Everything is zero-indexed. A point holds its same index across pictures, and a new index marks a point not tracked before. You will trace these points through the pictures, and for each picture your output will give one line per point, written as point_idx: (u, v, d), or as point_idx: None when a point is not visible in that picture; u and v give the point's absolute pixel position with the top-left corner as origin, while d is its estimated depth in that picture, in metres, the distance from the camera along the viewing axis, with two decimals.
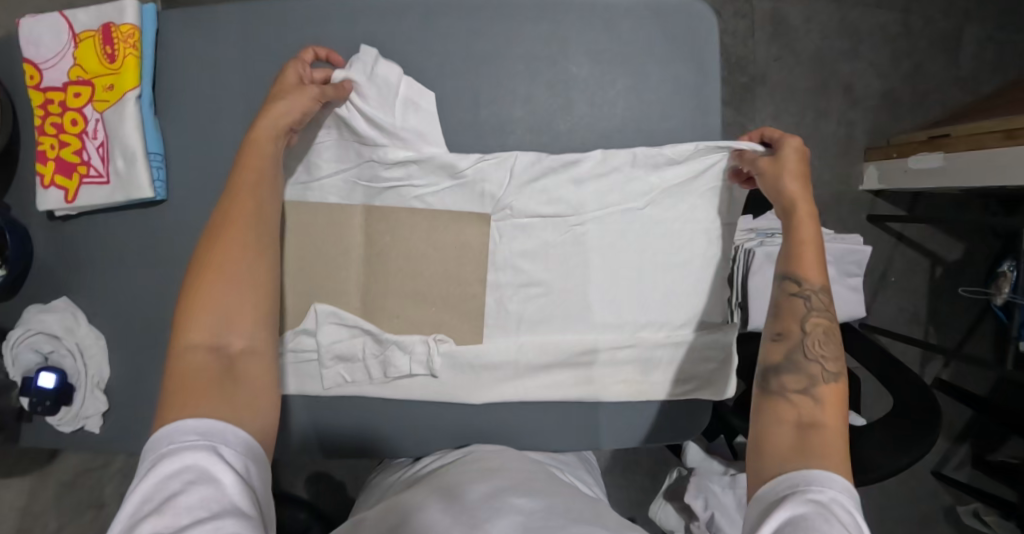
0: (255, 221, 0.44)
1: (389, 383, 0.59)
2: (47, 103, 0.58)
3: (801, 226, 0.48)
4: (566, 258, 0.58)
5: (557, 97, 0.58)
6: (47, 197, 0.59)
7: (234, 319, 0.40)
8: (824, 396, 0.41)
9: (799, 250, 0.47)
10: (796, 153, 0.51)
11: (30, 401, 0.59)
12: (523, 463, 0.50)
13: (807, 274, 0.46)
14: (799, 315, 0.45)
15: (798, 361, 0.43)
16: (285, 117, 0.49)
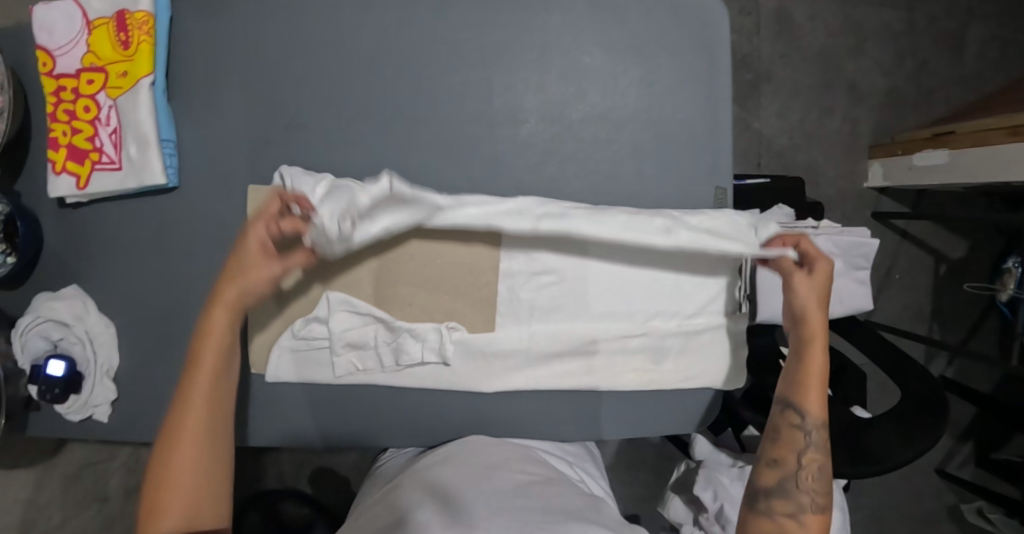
0: (214, 410, 0.49)
1: (401, 371, 0.59)
2: (60, 90, 0.58)
3: (808, 363, 0.54)
4: (577, 246, 0.58)
5: (570, 87, 0.58)
6: (59, 184, 0.59)
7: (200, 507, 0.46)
8: (807, 523, 0.51)
9: (805, 385, 0.54)
10: (823, 278, 0.54)
11: (39, 388, 0.60)
12: (514, 466, 0.54)
13: (808, 407, 0.54)
14: (797, 449, 0.53)
15: (789, 490, 0.52)
16: (244, 298, 0.51)
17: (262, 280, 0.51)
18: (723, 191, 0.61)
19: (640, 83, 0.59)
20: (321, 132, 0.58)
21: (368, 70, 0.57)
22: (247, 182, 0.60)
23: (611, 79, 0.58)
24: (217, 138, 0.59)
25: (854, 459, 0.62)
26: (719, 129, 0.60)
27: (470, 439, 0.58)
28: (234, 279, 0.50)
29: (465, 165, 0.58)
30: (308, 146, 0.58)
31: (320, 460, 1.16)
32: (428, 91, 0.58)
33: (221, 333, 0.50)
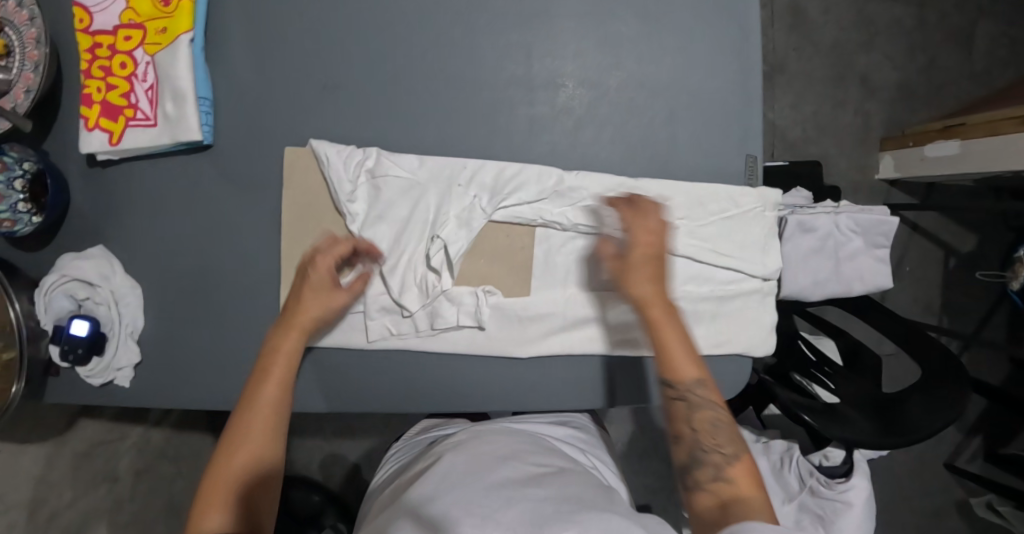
0: (274, 413, 0.50)
1: (436, 335, 0.59)
2: (95, 47, 0.57)
3: (663, 326, 0.51)
4: (612, 211, 0.59)
5: (607, 53, 0.59)
6: (90, 140, 0.58)
7: (246, 512, 0.45)
8: (734, 478, 0.46)
9: (669, 354, 0.50)
10: (639, 234, 0.52)
11: (62, 348, 0.59)
12: (522, 458, 0.53)
13: (682, 370, 0.49)
14: (683, 416, 0.49)
15: (700, 459, 0.48)
16: (312, 325, 0.53)
17: (328, 309, 0.54)
18: (754, 159, 0.61)
19: (675, 50, 0.59)
20: (359, 92, 0.58)
21: (407, 30, 0.58)
22: (282, 142, 0.60)
23: (648, 46, 0.59)
24: (253, 98, 0.59)
25: (888, 430, 0.61)
26: (751, 98, 0.60)
27: (481, 432, 0.60)
28: (304, 307, 0.53)
29: (502, 128, 0.59)
30: (348, 106, 0.59)
31: (331, 446, 1.15)
32: (467, 54, 0.58)
33: (290, 352, 0.52)
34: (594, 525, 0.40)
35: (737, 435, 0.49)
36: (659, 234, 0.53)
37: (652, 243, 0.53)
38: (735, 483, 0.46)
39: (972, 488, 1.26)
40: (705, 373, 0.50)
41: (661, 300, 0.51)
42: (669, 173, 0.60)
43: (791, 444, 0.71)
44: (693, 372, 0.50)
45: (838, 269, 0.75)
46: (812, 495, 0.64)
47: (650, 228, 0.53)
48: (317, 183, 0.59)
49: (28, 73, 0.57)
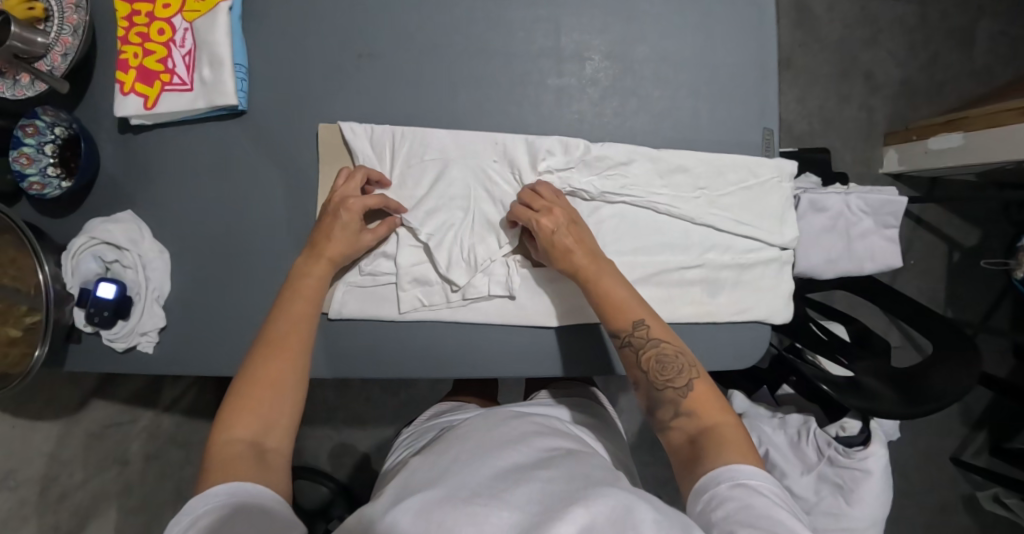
0: (302, 342, 0.49)
1: (468, 305, 0.60)
2: (133, 14, 0.59)
3: (599, 278, 0.52)
4: (636, 182, 0.60)
5: (632, 26, 0.61)
6: (125, 104, 0.58)
7: (273, 421, 0.45)
8: (692, 407, 0.46)
9: (609, 305, 0.51)
10: (525, 210, 0.56)
11: (89, 310, 0.58)
12: (529, 441, 0.51)
13: (618, 319, 0.50)
14: (630, 362, 0.50)
15: (658, 399, 0.48)
16: (340, 258, 0.55)
17: (351, 242, 0.55)
18: (770, 132, 0.63)
19: (697, 26, 0.61)
20: (392, 61, 0.60)
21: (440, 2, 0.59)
22: (314, 110, 0.61)
23: (672, 21, 0.61)
24: (287, 66, 0.60)
25: (908, 400, 0.62)
26: (769, 73, 0.62)
27: (492, 416, 0.59)
28: (328, 238, 0.54)
29: (530, 98, 0.60)
30: (382, 74, 0.60)
31: (341, 435, 1.14)
32: (498, 25, 0.60)
33: (318, 278, 0.53)
34: (603, 501, 0.37)
35: (687, 364, 0.48)
36: (568, 208, 0.57)
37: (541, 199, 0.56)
38: (696, 415, 0.46)
39: (980, 482, 1.26)
40: (646, 315, 0.50)
41: (580, 252, 0.53)
42: (691, 144, 0.62)
43: (806, 416, 0.71)
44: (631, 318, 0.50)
45: (849, 249, 0.76)
46: (830, 465, 0.65)
47: (530, 188, 0.57)
48: (346, 158, 0.60)
49: (66, 37, 0.58)
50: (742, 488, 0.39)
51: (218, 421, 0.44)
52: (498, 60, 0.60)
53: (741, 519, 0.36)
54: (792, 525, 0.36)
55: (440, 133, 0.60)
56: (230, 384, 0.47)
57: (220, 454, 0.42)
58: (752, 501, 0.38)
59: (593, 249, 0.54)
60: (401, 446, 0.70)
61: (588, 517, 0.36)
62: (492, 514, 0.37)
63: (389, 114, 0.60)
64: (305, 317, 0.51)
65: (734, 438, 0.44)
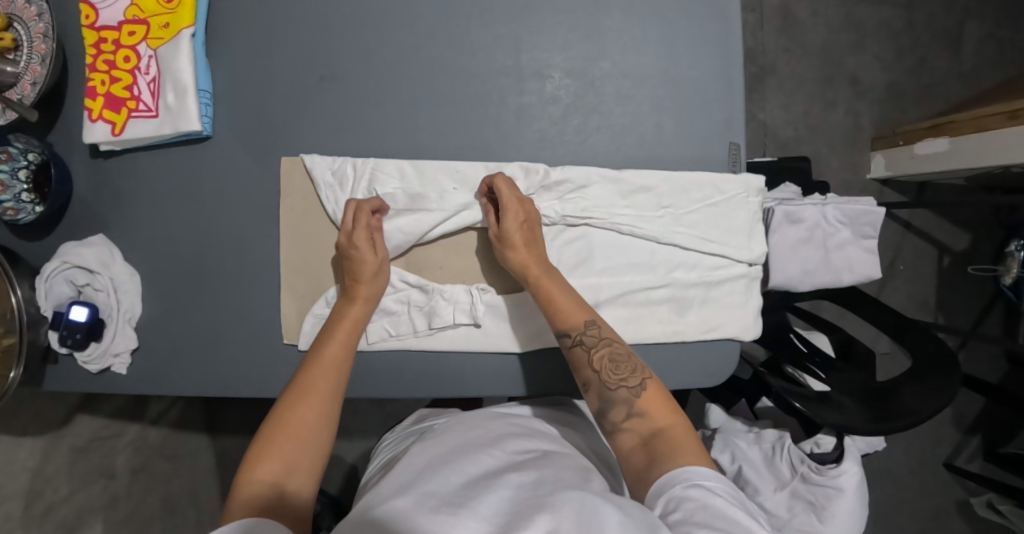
0: (334, 384, 0.49)
1: (434, 334, 0.60)
2: (100, 42, 0.59)
3: (547, 281, 0.54)
4: (599, 205, 0.60)
5: (593, 44, 0.61)
6: (94, 131, 0.59)
7: (301, 457, 0.44)
8: (644, 405, 0.47)
9: (558, 305, 0.53)
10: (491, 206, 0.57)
11: (61, 333, 0.58)
12: (502, 444, 0.51)
13: (569, 318, 0.53)
14: (584, 361, 0.51)
15: (609, 397, 0.49)
16: (372, 297, 0.56)
17: (377, 268, 0.56)
18: (736, 147, 0.62)
19: (660, 40, 0.61)
20: (354, 81, 0.60)
21: (403, 24, 0.60)
22: (279, 131, 0.61)
23: (634, 38, 0.61)
24: (253, 88, 0.61)
25: (881, 416, 0.61)
26: (735, 88, 0.62)
27: (466, 418, 0.58)
28: (363, 280, 0.55)
29: (493, 117, 0.60)
30: (344, 96, 0.60)
31: None
32: (460, 44, 0.60)
33: (354, 318, 0.55)
34: (571, 506, 0.37)
35: (637, 364, 0.50)
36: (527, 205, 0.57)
37: (514, 189, 0.57)
38: (649, 415, 0.46)
39: (975, 488, 1.25)
40: (595, 318, 0.53)
41: (535, 256, 0.55)
42: (654, 163, 0.62)
43: (783, 432, 0.70)
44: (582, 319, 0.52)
45: (826, 260, 0.74)
46: (804, 482, 0.64)
47: (505, 178, 0.57)
48: (310, 193, 0.61)
49: (35, 66, 0.59)
50: (696, 488, 0.38)
51: (248, 458, 0.43)
52: (460, 80, 0.60)
53: (708, 520, 0.35)
54: (749, 525, 0.36)
55: (401, 162, 0.60)
56: (259, 426, 0.45)
57: (243, 498, 0.40)
58: (711, 500, 0.37)
59: (537, 249, 0.56)
60: (385, 451, 0.70)
61: (553, 523, 0.35)
62: (459, 523, 0.37)
63: (353, 132, 0.60)
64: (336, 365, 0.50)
65: (687, 441, 0.44)
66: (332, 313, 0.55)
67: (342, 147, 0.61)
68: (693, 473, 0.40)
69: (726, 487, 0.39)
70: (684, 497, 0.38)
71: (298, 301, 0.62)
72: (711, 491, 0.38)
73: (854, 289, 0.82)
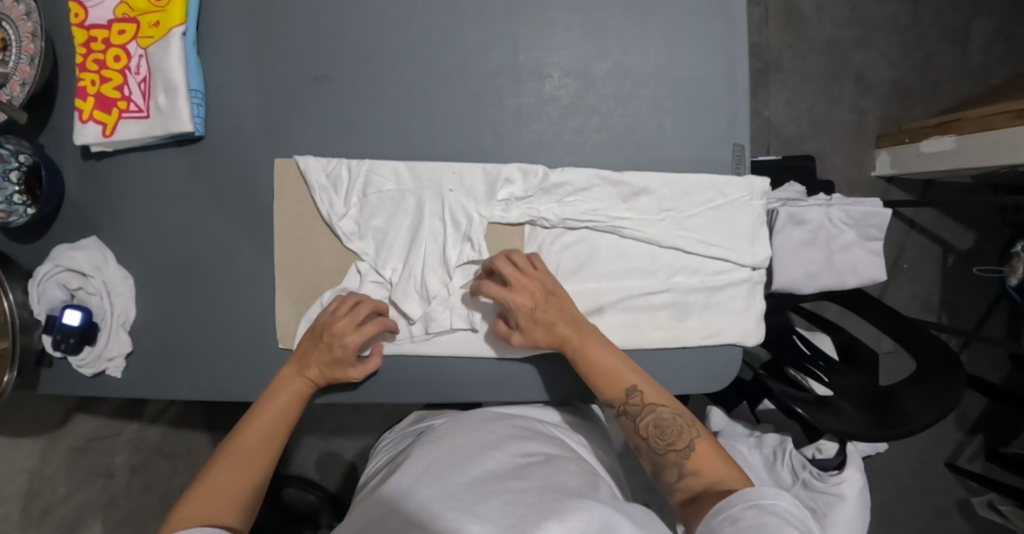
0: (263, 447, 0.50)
1: (430, 339, 0.59)
2: (90, 41, 0.58)
3: (585, 347, 0.53)
4: (598, 208, 0.59)
5: (593, 43, 0.59)
6: (84, 132, 0.58)
7: (218, 525, 0.45)
8: (695, 469, 0.47)
9: (600, 372, 0.52)
10: (500, 290, 0.53)
11: (54, 337, 0.57)
12: (505, 445, 0.50)
13: (610, 390, 0.52)
14: (631, 430, 0.51)
15: (661, 463, 0.50)
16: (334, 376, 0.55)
17: (339, 370, 0.55)
18: (741, 148, 0.61)
19: (661, 40, 0.59)
20: (349, 82, 0.59)
21: (398, 23, 0.58)
22: (272, 132, 0.60)
23: (634, 37, 0.59)
24: (246, 88, 0.59)
25: (882, 422, 0.60)
26: (738, 88, 0.60)
27: (471, 416, 0.58)
28: (316, 361, 0.54)
29: (490, 119, 0.59)
30: (338, 97, 0.59)
31: (327, 445, 1.13)
32: (457, 43, 0.58)
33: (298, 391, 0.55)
34: (580, 516, 0.39)
35: (683, 423, 0.50)
36: (532, 278, 0.54)
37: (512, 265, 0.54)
38: (701, 472, 0.47)
39: (975, 488, 1.24)
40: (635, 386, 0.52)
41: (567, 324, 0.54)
42: (655, 165, 0.60)
43: (784, 438, 0.69)
44: (622, 391, 0.52)
45: (829, 263, 0.73)
46: (805, 488, 0.63)
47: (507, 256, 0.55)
48: (303, 196, 0.59)
49: (24, 66, 0.58)
50: (756, 508, 0.40)
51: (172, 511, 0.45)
52: (456, 81, 0.58)
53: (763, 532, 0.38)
54: None
55: (396, 164, 0.59)
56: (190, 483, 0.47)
57: None
58: (766, 519, 0.39)
59: (565, 317, 0.54)
60: (382, 452, 0.70)
61: (561, 532, 0.37)
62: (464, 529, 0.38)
63: (347, 135, 0.59)
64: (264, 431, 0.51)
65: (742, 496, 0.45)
66: (276, 380, 0.55)
67: (336, 148, 0.59)
68: (750, 493, 0.41)
69: (788, 506, 0.40)
70: (743, 508, 0.41)
71: (293, 306, 0.60)
72: (770, 507, 0.40)
73: (858, 291, 0.81)
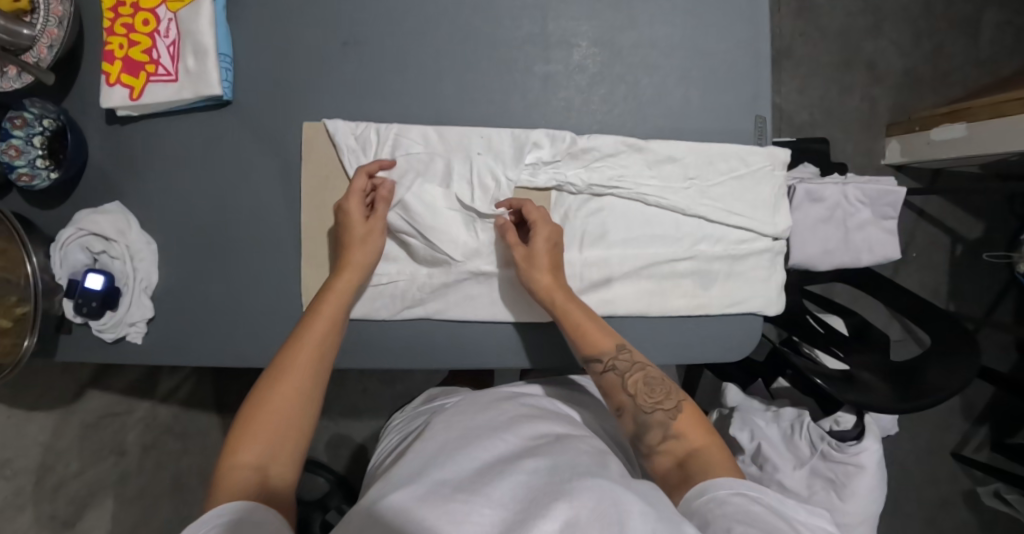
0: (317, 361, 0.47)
1: (456, 304, 0.60)
2: (118, 5, 0.58)
3: (576, 303, 0.54)
4: (622, 175, 0.59)
5: (621, 12, 0.60)
6: (111, 95, 0.58)
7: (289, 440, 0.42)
8: (682, 428, 0.46)
9: (591, 328, 0.53)
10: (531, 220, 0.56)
11: (76, 301, 0.57)
12: (514, 429, 0.49)
13: (603, 344, 0.52)
14: (617, 385, 0.50)
15: (646, 419, 0.48)
16: (360, 267, 0.54)
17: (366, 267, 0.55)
18: (763, 120, 0.62)
19: (688, 10, 0.60)
20: (376, 48, 0.59)
21: None
22: (300, 99, 0.60)
23: (661, 6, 0.60)
24: (275, 54, 0.60)
25: (903, 395, 0.61)
26: (762, 60, 0.61)
27: (480, 397, 0.57)
28: (348, 261, 0.54)
29: (517, 86, 0.59)
30: (367, 63, 0.59)
31: (337, 426, 1.13)
32: (485, 11, 0.59)
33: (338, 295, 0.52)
34: (590, 495, 0.37)
35: (670, 386, 0.50)
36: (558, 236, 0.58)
37: (532, 210, 0.57)
38: (686, 437, 0.46)
39: (981, 478, 1.25)
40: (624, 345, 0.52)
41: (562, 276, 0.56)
42: (680, 135, 0.61)
43: (801, 412, 0.70)
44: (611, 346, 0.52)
45: (847, 240, 0.73)
46: (823, 459, 0.64)
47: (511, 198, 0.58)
48: (331, 160, 0.60)
49: (52, 29, 0.58)
50: (743, 496, 0.39)
51: (230, 440, 0.41)
52: (485, 49, 0.59)
53: (748, 516, 0.36)
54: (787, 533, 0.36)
55: (425, 129, 0.59)
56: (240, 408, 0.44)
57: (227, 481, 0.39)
58: (752, 507, 0.37)
59: (563, 277, 0.56)
60: (394, 432, 0.69)
61: (572, 512, 0.35)
62: (474, 511, 0.36)
63: (375, 100, 0.60)
64: (294, 393, 0.44)
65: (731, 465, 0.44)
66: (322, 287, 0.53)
67: (364, 113, 0.60)
68: (732, 482, 0.40)
69: (771, 498, 0.39)
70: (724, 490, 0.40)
71: (319, 273, 0.61)
72: (752, 497, 0.39)
73: (872, 270, 0.81)
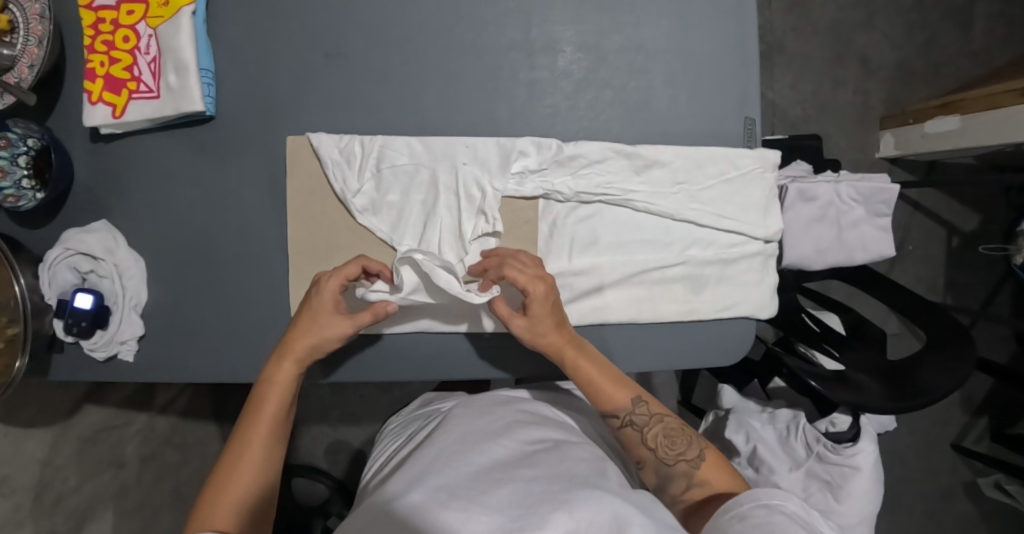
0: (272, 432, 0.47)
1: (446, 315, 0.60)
2: (98, 22, 0.58)
3: (585, 358, 0.52)
4: (610, 181, 0.59)
5: (605, 17, 0.59)
6: (94, 113, 0.58)
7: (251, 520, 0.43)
8: (708, 478, 0.47)
9: (605, 384, 0.51)
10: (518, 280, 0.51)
11: (66, 321, 0.57)
12: (513, 434, 0.49)
13: (618, 401, 0.51)
14: (638, 440, 0.50)
15: (670, 472, 0.48)
16: (325, 341, 0.51)
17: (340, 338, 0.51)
18: (752, 121, 0.62)
19: (673, 12, 0.59)
20: (359, 60, 0.58)
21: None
22: (284, 112, 0.59)
23: (645, 10, 0.59)
24: (257, 68, 0.59)
25: (897, 395, 0.60)
26: (750, 61, 0.61)
27: (477, 401, 0.57)
28: (310, 332, 0.51)
29: (502, 94, 0.59)
30: (350, 75, 0.59)
31: (336, 433, 1.13)
32: (468, 18, 0.58)
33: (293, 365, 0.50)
34: (588, 507, 0.37)
35: (692, 435, 0.50)
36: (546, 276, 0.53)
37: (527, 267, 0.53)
38: (710, 482, 0.47)
39: (981, 469, 1.25)
40: (641, 398, 0.51)
41: (569, 332, 0.53)
42: (668, 139, 0.61)
43: (797, 412, 0.69)
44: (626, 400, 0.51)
45: (840, 239, 0.73)
46: (819, 461, 0.64)
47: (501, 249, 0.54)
48: (317, 173, 0.59)
49: (32, 48, 0.57)
50: (765, 508, 0.39)
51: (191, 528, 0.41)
52: (469, 57, 0.58)
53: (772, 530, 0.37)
54: None
55: (410, 139, 0.58)
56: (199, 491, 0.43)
57: None
58: (775, 519, 0.38)
59: (568, 327, 0.54)
60: (390, 436, 0.70)
61: (571, 524, 0.35)
62: (469, 519, 0.36)
63: (360, 113, 0.59)
64: (255, 468, 0.45)
65: None
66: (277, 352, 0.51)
67: (349, 125, 0.59)
68: (755, 493, 0.40)
69: (795, 507, 0.39)
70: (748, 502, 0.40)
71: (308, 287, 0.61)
72: (777, 506, 0.39)
73: (867, 268, 0.81)
